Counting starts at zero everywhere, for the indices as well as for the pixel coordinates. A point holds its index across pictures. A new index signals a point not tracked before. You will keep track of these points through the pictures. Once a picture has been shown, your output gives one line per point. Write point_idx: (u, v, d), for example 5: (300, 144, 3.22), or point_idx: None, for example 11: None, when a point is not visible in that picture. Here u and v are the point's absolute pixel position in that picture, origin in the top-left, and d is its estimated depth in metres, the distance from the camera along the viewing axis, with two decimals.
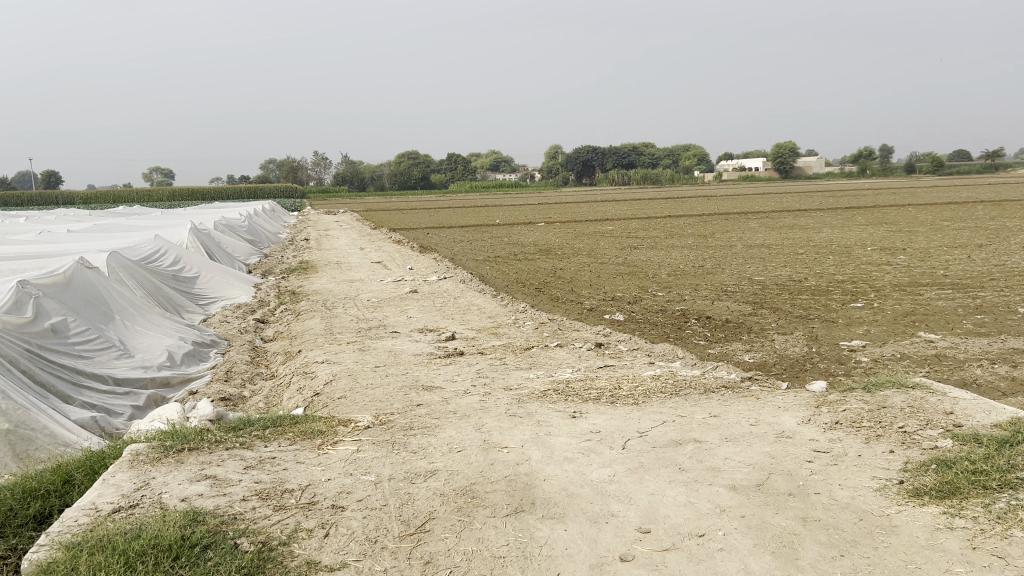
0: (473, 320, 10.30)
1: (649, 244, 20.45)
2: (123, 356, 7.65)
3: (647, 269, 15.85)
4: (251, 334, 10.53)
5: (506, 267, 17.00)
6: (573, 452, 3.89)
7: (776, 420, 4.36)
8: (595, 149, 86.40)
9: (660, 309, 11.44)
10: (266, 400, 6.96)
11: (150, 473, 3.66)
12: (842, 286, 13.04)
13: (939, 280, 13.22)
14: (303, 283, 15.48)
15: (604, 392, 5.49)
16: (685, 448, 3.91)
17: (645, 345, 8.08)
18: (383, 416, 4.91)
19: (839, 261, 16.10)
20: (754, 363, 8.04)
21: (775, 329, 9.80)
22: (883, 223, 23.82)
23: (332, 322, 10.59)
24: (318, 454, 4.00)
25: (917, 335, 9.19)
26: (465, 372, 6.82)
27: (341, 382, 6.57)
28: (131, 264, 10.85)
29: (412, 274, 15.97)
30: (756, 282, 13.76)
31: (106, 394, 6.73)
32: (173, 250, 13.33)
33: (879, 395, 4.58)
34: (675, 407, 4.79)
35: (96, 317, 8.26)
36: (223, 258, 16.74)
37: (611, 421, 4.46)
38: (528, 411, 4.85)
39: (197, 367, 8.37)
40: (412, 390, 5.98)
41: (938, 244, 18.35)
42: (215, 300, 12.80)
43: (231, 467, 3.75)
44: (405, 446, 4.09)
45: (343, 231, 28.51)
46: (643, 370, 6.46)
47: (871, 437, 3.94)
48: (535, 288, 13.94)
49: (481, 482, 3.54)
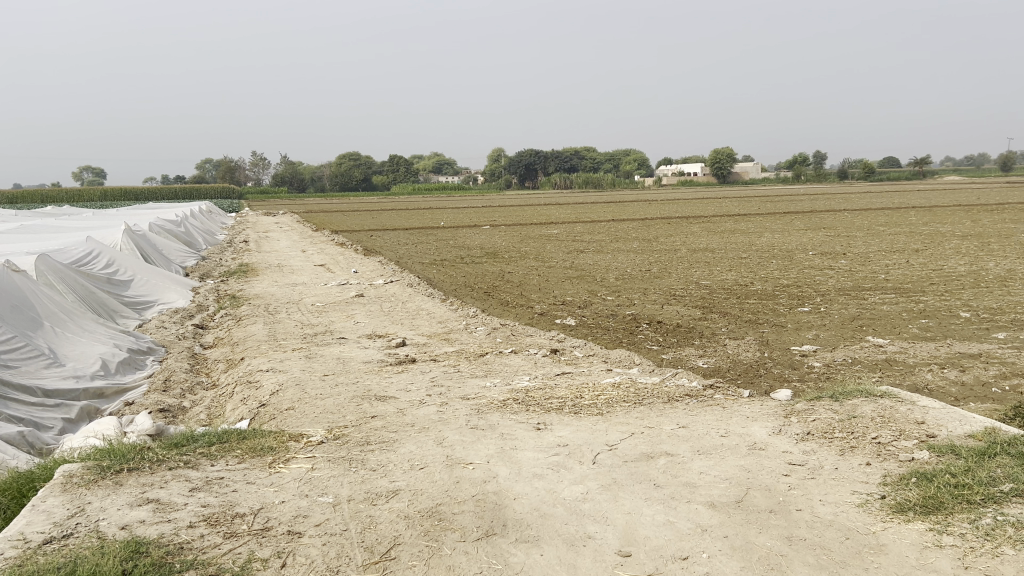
0: (423, 325, 10.05)
1: (596, 247, 20.43)
2: (53, 366, 7.21)
3: (594, 273, 15.79)
4: (189, 341, 10.11)
5: (453, 271, 16.79)
6: (541, 467, 3.71)
7: (746, 431, 4.25)
8: (538, 153, 86.60)
9: (611, 313, 11.36)
10: (208, 411, 6.63)
11: (85, 498, 3.35)
12: (788, 290, 13.16)
13: (881, 284, 13.45)
14: (243, 286, 15.00)
15: (565, 401, 5.32)
16: (657, 462, 3.76)
17: (600, 351, 7.95)
18: (337, 430, 4.66)
19: (783, 265, 16.30)
20: (708, 368, 7.99)
21: (726, 334, 9.80)
22: (822, 228, 24.28)
23: (275, 328, 10.23)
24: (269, 473, 3.74)
25: (866, 340, 9.27)
26: (419, 381, 6.59)
27: (289, 392, 6.27)
28: (61, 267, 10.31)
29: (357, 277, 15.62)
30: (704, 286, 13.78)
31: (34, 406, 6.30)
32: (107, 253, 12.76)
33: (847, 404, 4.51)
34: (641, 418, 4.64)
35: (23, 324, 7.78)
36: (159, 260, 16.14)
37: (578, 434, 4.28)
38: (489, 423, 4.65)
39: (132, 376, 7.95)
40: (364, 401, 5.73)
41: (876, 248, 18.76)
42: (151, 304, 12.28)
43: (175, 489, 3.47)
44: (364, 464, 3.85)
45: (284, 233, 27.91)
46: (602, 378, 6.31)
47: (846, 448, 3.85)
48: (483, 292, 13.75)
49: (449, 502, 3.33)
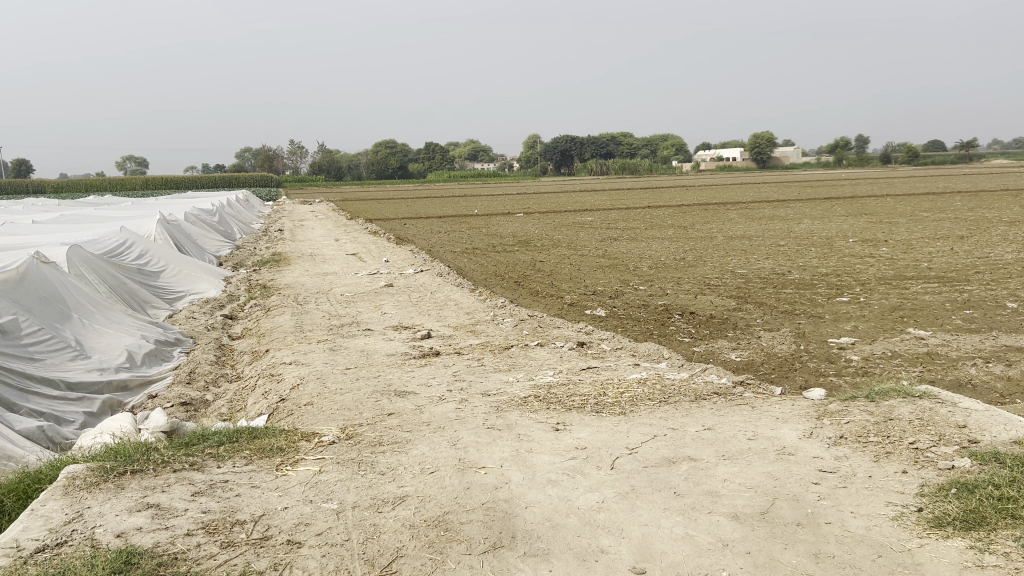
0: (450, 317, 9.92)
1: (630, 235, 20.14)
2: (78, 358, 7.20)
3: (627, 262, 15.52)
4: (217, 332, 10.10)
5: (485, 260, 16.63)
6: (557, 473, 3.54)
7: (776, 433, 4.03)
8: (574, 139, 86.01)
9: (642, 304, 11.12)
10: (230, 405, 6.57)
11: (85, 502, 3.25)
12: (827, 280, 12.80)
13: (923, 273, 13.01)
14: (275, 276, 15.00)
15: (588, 399, 5.15)
16: (679, 468, 3.57)
17: (629, 344, 7.74)
18: (350, 429, 4.53)
19: (822, 253, 15.86)
20: (741, 362, 7.75)
21: (761, 325, 9.52)
22: (863, 214, 23.66)
23: (302, 318, 10.18)
24: (275, 476, 3.62)
25: (907, 332, 8.93)
26: (441, 375, 6.45)
27: (309, 386, 6.18)
28: (93, 258, 10.35)
29: (388, 267, 15.54)
30: (739, 275, 13.44)
31: (57, 400, 6.28)
32: (140, 243, 12.82)
33: (884, 406, 4.27)
34: (665, 418, 4.44)
35: (51, 316, 7.79)
36: (193, 250, 16.20)
37: (597, 436, 4.10)
38: (507, 423, 4.49)
39: (158, 368, 7.93)
40: (383, 397, 5.60)
41: (919, 235, 18.20)
42: (183, 295, 12.32)
43: (177, 493, 3.36)
44: (373, 467, 3.72)
45: (318, 222, 27.97)
46: (628, 374, 6.11)
47: (881, 454, 3.63)
48: (514, 282, 13.57)
49: (457, 511, 3.18)
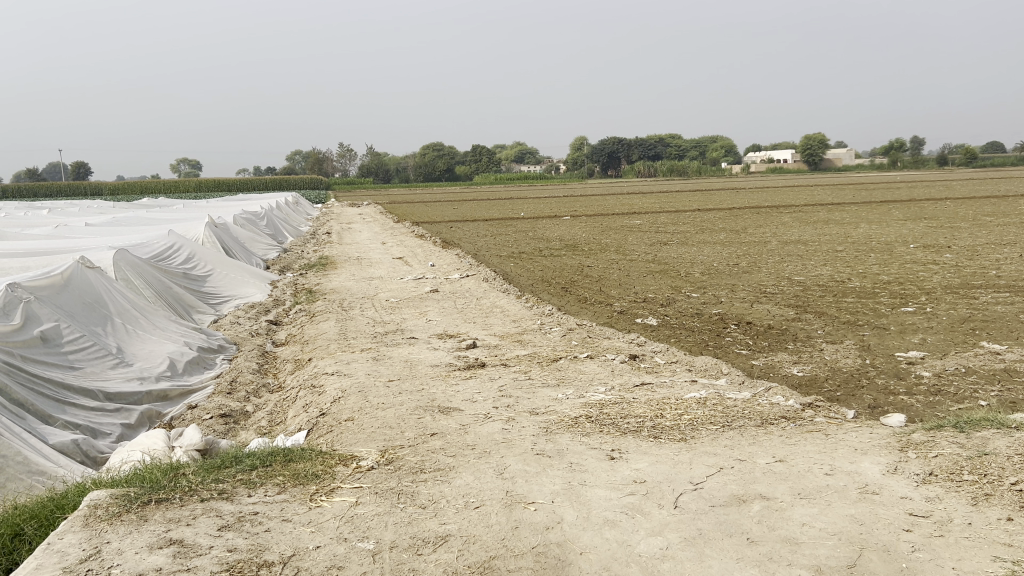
0: (496, 325, 9.63)
1: (680, 239, 19.66)
2: (120, 366, 7.06)
3: (678, 267, 15.11)
4: (262, 338, 9.96)
5: (531, 264, 16.35)
6: (614, 512, 3.22)
7: (856, 468, 3.66)
8: (621, 142, 85.28)
9: (696, 312, 10.71)
10: (269, 418, 6.37)
11: (104, 536, 3.02)
12: (890, 288, 12.22)
13: (992, 281, 12.37)
14: (321, 280, 14.90)
15: (645, 420, 4.82)
16: (751, 508, 3.23)
17: (684, 357, 7.34)
18: (390, 452, 4.26)
19: (883, 259, 15.23)
20: (802, 377, 7.33)
21: (822, 337, 9.06)
22: (922, 218, 22.79)
23: (347, 325, 9.99)
24: (309, 508, 3.36)
25: (980, 346, 8.40)
26: (488, 390, 6.16)
27: (351, 399, 5.95)
28: (139, 262, 10.29)
29: (434, 271, 15.34)
30: (796, 282, 12.96)
31: (94, 412, 6.11)
32: (188, 247, 12.80)
33: (975, 438, 3.85)
34: (731, 446, 4.09)
35: (93, 323, 7.67)
36: (241, 253, 16.20)
37: (657, 467, 3.76)
38: (558, 448, 4.18)
39: (200, 377, 7.77)
40: (426, 413, 5.33)
41: (985, 241, 17.45)
42: (229, 299, 12.22)
43: (202, 527, 3.11)
44: (413, 499, 3.43)
45: (365, 224, 28.04)
46: (685, 392, 5.73)
47: (979, 496, 3.24)
48: (562, 288, 13.26)
49: (504, 555, 2.88)
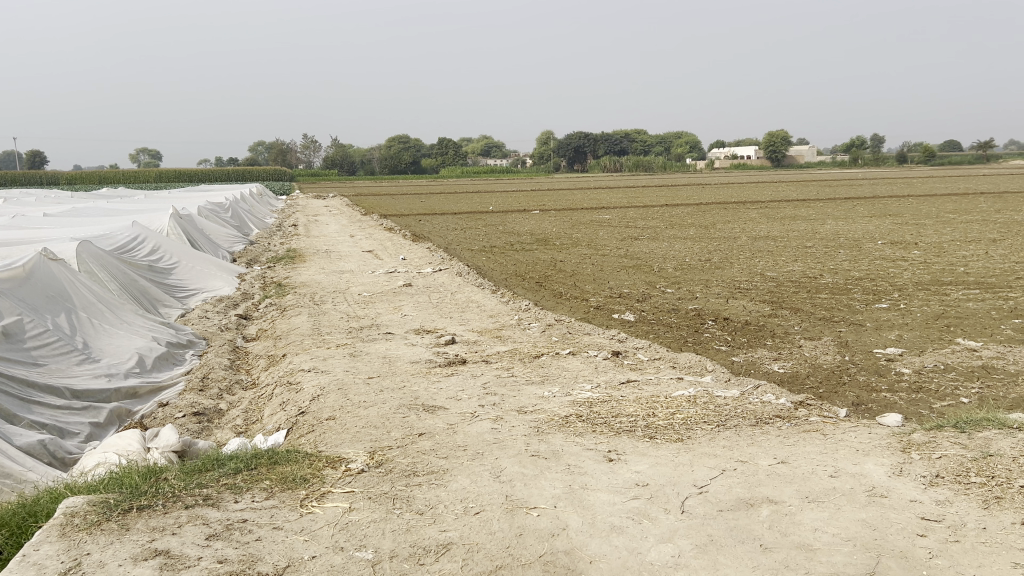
0: (473, 320, 9.48)
1: (651, 234, 19.64)
2: (86, 363, 6.80)
3: (651, 262, 15.06)
4: (232, 333, 9.71)
5: (504, 258, 16.19)
6: (619, 517, 3.11)
7: (861, 470, 3.58)
8: (588, 137, 85.39)
9: (673, 308, 10.66)
10: (245, 416, 6.17)
11: (83, 548, 2.83)
12: (862, 284, 12.29)
13: (962, 277, 12.48)
14: (290, 273, 14.62)
15: (638, 420, 4.72)
16: (761, 513, 3.13)
17: (666, 354, 7.26)
18: (378, 454, 4.10)
19: (851, 256, 15.34)
20: (785, 373, 7.29)
21: (800, 333, 9.05)
22: (888, 215, 23.00)
23: (320, 320, 9.78)
24: (300, 514, 3.21)
25: (957, 343, 8.43)
26: (472, 387, 6.02)
27: (331, 397, 5.78)
28: (103, 254, 9.96)
29: (406, 265, 15.14)
30: (769, 278, 12.98)
31: (61, 411, 5.87)
32: (153, 238, 12.45)
33: (977, 438, 3.81)
34: (731, 447, 4.01)
35: (57, 316, 7.38)
36: (207, 245, 15.83)
37: (658, 469, 3.66)
38: (552, 449, 4.06)
39: (169, 373, 7.53)
40: (411, 412, 5.18)
41: (950, 237, 17.65)
42: (196, 293, 11.91)
43: (189, 536, 2.94)
44: (409, 505, 3.29)
45: (332, 217, 27.66)
46: (674, 389, 5.64)
47: (989, 499, 3.18)
48: (536, 282, 13.12)
49: (511, 565, 2.76)
